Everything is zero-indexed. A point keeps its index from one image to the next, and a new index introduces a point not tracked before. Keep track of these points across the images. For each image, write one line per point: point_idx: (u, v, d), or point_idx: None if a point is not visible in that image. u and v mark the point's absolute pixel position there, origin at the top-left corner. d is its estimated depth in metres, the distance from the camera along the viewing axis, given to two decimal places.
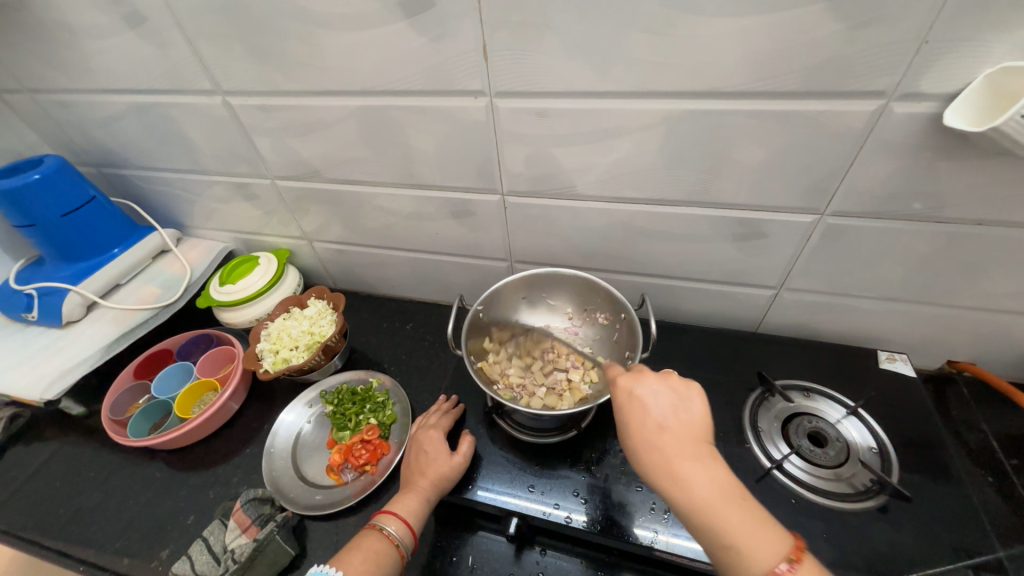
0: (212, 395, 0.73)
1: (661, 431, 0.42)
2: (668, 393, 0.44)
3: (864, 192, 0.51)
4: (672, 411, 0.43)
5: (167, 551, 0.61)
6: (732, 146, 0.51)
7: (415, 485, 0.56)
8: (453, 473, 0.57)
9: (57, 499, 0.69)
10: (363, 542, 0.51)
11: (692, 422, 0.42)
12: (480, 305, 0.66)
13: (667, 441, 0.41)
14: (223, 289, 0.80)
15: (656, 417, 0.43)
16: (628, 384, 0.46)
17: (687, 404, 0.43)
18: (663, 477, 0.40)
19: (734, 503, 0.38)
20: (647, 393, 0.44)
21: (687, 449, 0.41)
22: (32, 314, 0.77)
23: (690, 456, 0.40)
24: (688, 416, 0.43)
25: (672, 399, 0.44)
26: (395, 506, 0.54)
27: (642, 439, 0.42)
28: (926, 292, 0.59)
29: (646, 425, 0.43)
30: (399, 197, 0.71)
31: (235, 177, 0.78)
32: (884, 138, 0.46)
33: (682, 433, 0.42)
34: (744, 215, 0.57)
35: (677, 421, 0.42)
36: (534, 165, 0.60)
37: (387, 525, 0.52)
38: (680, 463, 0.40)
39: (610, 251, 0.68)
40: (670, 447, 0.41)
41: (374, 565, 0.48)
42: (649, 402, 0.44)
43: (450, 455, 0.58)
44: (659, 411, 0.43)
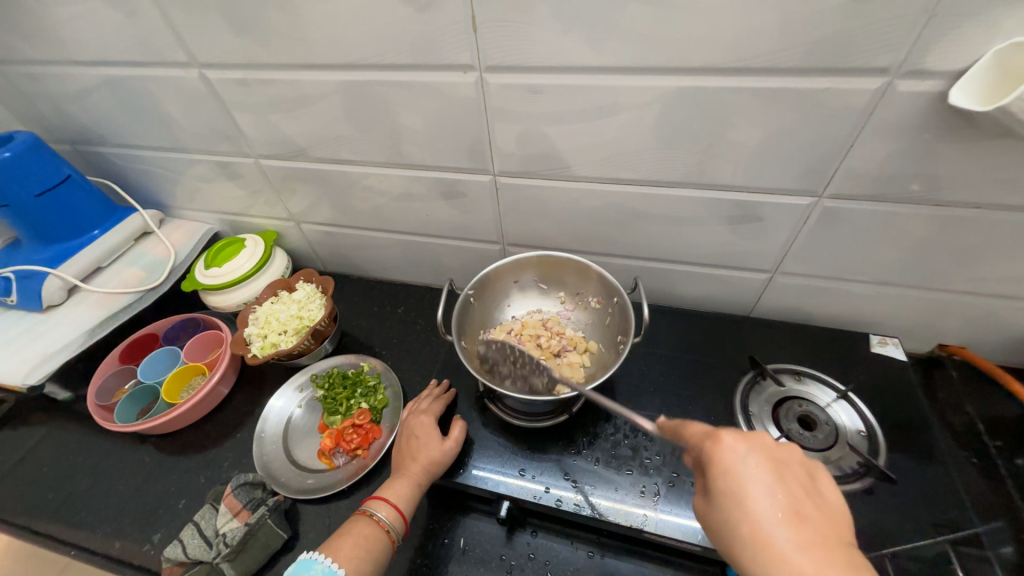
0: (201, 380, 0.72)
1: (797, 520, 0.34)
2: (794, 471, 0.37)
3: (863, 174, 0.50)
4: (801, 495, 0.35)
5: (159, 535, 0.61)
6: (730, 126, 0.49)
7: (405, 471, 0.55)
8: (443, 458, 0.56)
9: (46, 484, 0.69)
10: (354, 528, 0.51)
11: (827, 512, 0.35)
12: (471, 290, 0.65)
13: (803, 534, 0.33)
14: (208, 272, 0.78)
15: (789, 500, 0.35)
16: (744, 447, 0.37)
17: (819, 487, 0.36)
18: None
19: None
20: (772, 468, 0.36)
21: (835, 549, 0.32)
22: (11, 298, 0.75)
23: (846, 564, 0.31)
24: (824, 508, 0.35)
25: (798, 479, 0.36)
26: (385, 492, 0.54)
27: (768, 528, 0.33)
28: (920, 276, 0.59)
29: (772, 508, 0.34)
30: (387, 178, 0.69)
31: (217, 156, 0.75)
32: (886, 118, 0.45)
33: (822, 526, 0.34)
34: (741, 197, 0.56)
35: (812, 510, 0.35)
36: (527, 145, 0.58)
37: (377, 511, 0.52)
38: (834, 573, 0.31)
39: (603, 234, 0.66)
40: (811, 544, 0.32)
41: (365, 552, 0.49)
42: (776, 477, 0.36)
43: (440, 441, 0.58)
44: (787, 491, 0.35)
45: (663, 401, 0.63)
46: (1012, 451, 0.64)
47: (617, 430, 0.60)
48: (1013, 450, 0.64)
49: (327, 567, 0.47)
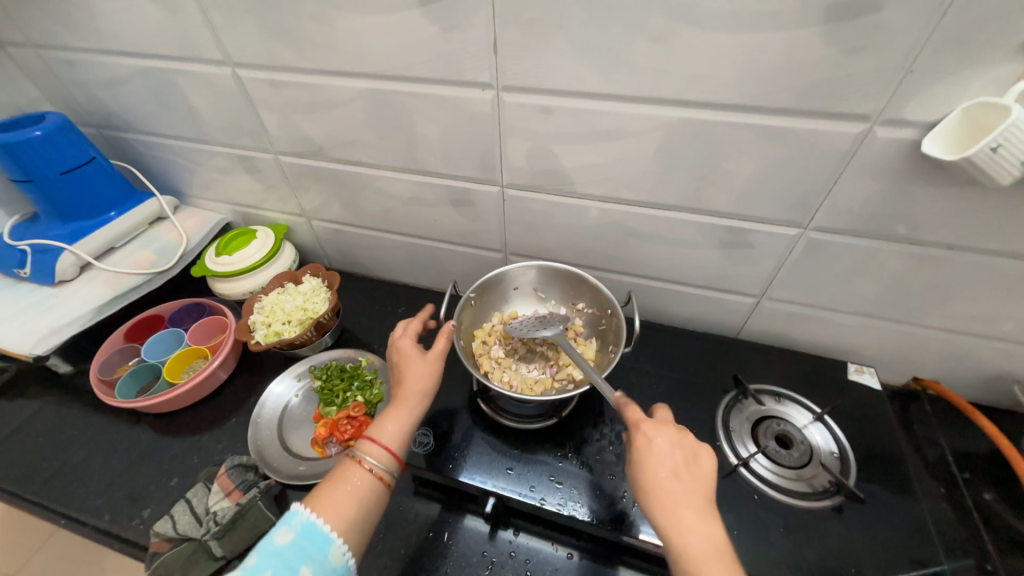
0: (202, 362, 0.74)
1: (674, 478, 0.43)
2: (684, 445, 0.45)
3: (846, 211, 0.54)
4: (682, 462, 0.44)
5: (149, 511, 0.62)
6: (725, 157, 0.53)
7: (390, 405, 0.54)
8: (428, 380, 0.55)
9: (40, 454, 0.70)
10: (339, 475, 0.49)
11: (702, 479, 0.43)
12: (473, 292, 0.68)
13: (679, 488, 0.42)
14: (219, 260, 0.81)
15: (671, 463, 0.44)
16: (648, 429, 0.46)
17: (699, 458, 0.45)
18: (664, 517, 0.41)
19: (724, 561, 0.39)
20: (665, 444, 0.45)
21: (692, 500, 0.42)
22: (25, 271, 0.77)
23: (698, 509, 0.41)
24: (699, 471, 0.44)
25: (684, 451, 0.45)
26: (374, 432, 0.52)
27: (653, 481, 0.43)
28: (898, 310, 0.62)
29: (658, 472, 0.43)
30: (400, 181, 0.72)
31: (238, 150, 0.78)
32: (867, 161, 0.49)
33: (695, 485, 0.43)
34: (733, 223, 0.60)
35: (691, 477, 0.43)
36: (535, 160, 0.61)
37: (363, 453, 0.50)
38: (684, 510, 0.41)
39: (602, 250, 0.70)
40: (682, 494, 0.42)
41: (352, 499, 0.47)
42: (665, 450, 0.44)
43: (423, 361, 0.57)
44: (673, 465, 0.44)
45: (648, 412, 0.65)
46: (982, 484, 0.65)
47: (603, 437, 0.62)
48: (983, 483, 0.65)
49: (309, 521, 0.45)
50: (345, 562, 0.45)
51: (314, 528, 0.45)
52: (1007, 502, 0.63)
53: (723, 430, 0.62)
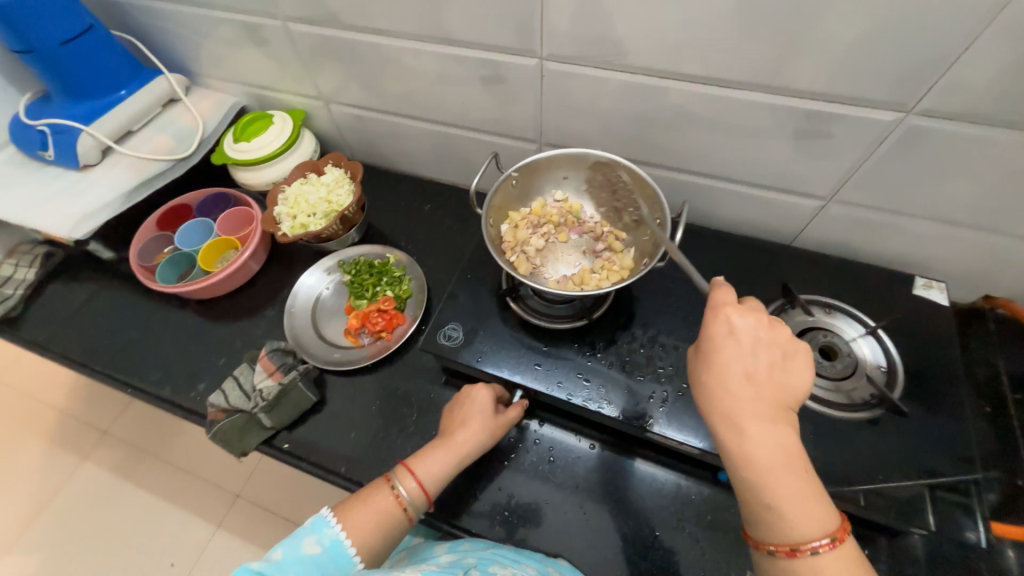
0: (234, 253, 0.75)
1: (750, 382, 0.37)
2: (775, 347, 0.38)
3: (967, 88, 0.43)
4: (766, 365, 0.38)
5: (203, 385, 0.68)
6: (825, 13, 0.42)
7: (445, 444, 0.54)
8: (485, 437, 0.55)
9: (101, 331, 0.75)
10: (373, 496, 0.50)
11: (788, 384, 0.38)
12: (515, 171, 0.63)
13: (751, 393, 0.37)
14: (237, 146, 0.77)
15: (750, 366, 0.38)
16: (732, 318, 0.39)
17: (789, 369, 0.38)
18: (726, 417, 0.37)
19: (790, 475, 0.36)
20: (748, 344, 0.38)
21: (769, 410, 0.37)
22: (48, 153, 0.76)
23: (771, 419, 0.37)
24: (783, 380, 0.38)
25: (773, 354, 0.38)
26: (416, 465, 0.52)
27: (725, 381, 0.38)
28: (993, 218, 0.54)
29: (732, 369, 0.38)
30: (423, 55, 0.63)
31: (243, 16, 0.69)
32: (1020, 14, 0.38)
33: (769, 393, 0.37)
34: (815, 107, 0.50)
35: (771, 379, 0.38)
36: (582, 22, 0.51)
37: (399, 481, 0.51)
38: (754, 420, 0.37)
39: (651, 140, 0.61)
40: (752, 400, 0.37)
41: (379, 523, 0.49)
42: (745, 346, 0.38)
43: (490, 421, 0.56)
44: (745, 372, 0.38)
45: (683, 319, 0.62)
46: None
47: (633, 340, 0.61)
48: None
49: (336, 537, 0.47)
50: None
51: (339, 546, 0.46)
52: None
53: None
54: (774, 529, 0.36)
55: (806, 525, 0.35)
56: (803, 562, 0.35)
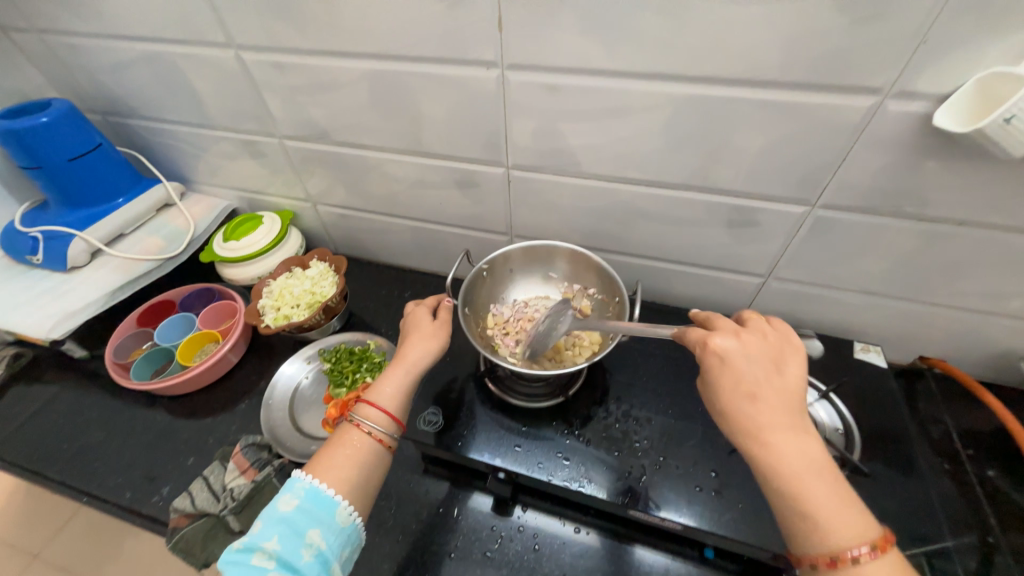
0: (213, 346, 0.75)
1: (754, 399, 0.41)
2: (763, 358, 0.43)
3: (854, 187, 0.53)
4: (764, 377, 0.42)
5: (168, 488, 0.65)
6: (733, 133, 0.53)
7: (394, 362, 0.55)
8: (432, 342, 0.56)
9: (61, 435, 0.72)
10: (341, 438, 0.50)
11: (791, 388, 0.42)
12: (484, 264, 0.69)
13: (757, 407, 0.41)
14: (226, 245, 0.82)
15: (752, 383, 0.42)
16: (717, 344, 0.44)
17: (784, 370, 0.43)
18: (750, 439, 0.41)
19: (824, 479, 0.38)
20: (740, 361, 0.43)
21: (784, 420, 0.40)
22: (36, 257, 0.78)
23: (789, 429, 0.40)
24: (784, 385, 0.42)
25: (765, 365, 0.43)
26: (371, 396, 0.53)
27: (734, 403, 0.42)
28: (906, 289, 0.62)
29: (734, 390, 0.42)
30: (405, 164, 0.72)
31: (243, 134, 0.78)
32: (876, 135, 0.48)
33: (782, 402, 0.41)
34: (740, 202, 0.59)
35: (774, 389, 0.42)
36: (541, 139, 0.61)
37: (361, 416, 0.51)
38: (771, 434, 0.40)
39: (608, 231, 0.70)
40: (766, 415, 0.41)
41: (355, 460, 0.49)
42: (740, 365, 0.43)
43: (431, 323, 0.59)
44: (750, 389, 0.42)
45: (653, 392, 0.66)
46: (986, 461, 0.66)
47: (609, 415, 0.63)
48: (987, 460, 0.66)
49: (311, 486, 0.46)
50: (352, 522, 0.46)
51: (317, 492, 0.46)
52: (1010, 479, 0.63)
53: None
54: (817, 541, 0.37)
55: (841, 532, 0.36)
56: (853, 572, 0.35)
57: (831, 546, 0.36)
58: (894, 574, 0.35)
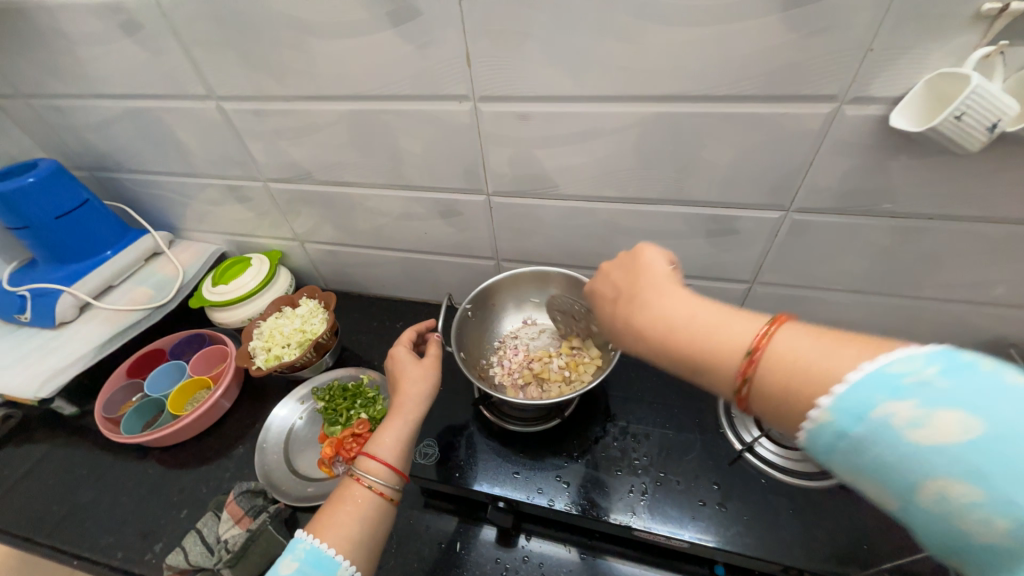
0: (205, 393, 0.75)
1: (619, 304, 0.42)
2: (625, 266, 0.44)
3: (824, 190, 0.55)
4: (625, 279, 0.42)
5: (161, 544, 0.63)
6: (702, 147, 0.54)
7: (392, 411, 0.54)
8: (426, 384, 0.56)
9: (50, 497, 0.70)
10: (343, 495, 0.48)
11: (646, 270, 0.41)
12: (468, 304, 0.69)
13: (625, 304, 0.40)
14: (215, 289, 0.82)
15: (614, 295, 0.43)
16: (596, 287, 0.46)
17: (646, 262, 0.42)
18: (631, 334, 0.39)
19: (706, 313, 0.35)
20: (611, 280, 0.44)
21: (647, 292, 0.39)
22: (25, 315, 0.78)
23: (650, 295, 0.38)
24: (641, 271, 0.41)
25: (626, 269, 0.43)
26: (372, 449, 0.51)
27: (612, 316, 0.42)
28: (888, 284, 0.63)
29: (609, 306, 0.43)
30: (389, 199, 0.73)
31: (228, 180, 0.80)
32: (839, 139, 0.50)
33: (642, 284, 0.40)
34: (716, 211, 0.60)
35: (632, 281, 0.42)
36: (518, 166, 0.62)
37: (362, 470, 0.49)
38: (640, 314, 0.38)
39: (592, 249, 0.71)
40: (631, 307, 0.40)
41: (357, 517, 0.46)
42: (613, 288, 0.44)
43: (421, 364, 0.58)
44: (619, 298, 0.42)
45: (651, 407, 0.65)
46: None
47: (606, 434, 0.62)
48: None
49: (313, 546, 0.43)
50: None
51: (319, 554, 0.43)
52: None
53: (725, 417, 0.62)
54: (725, 377, 0.32)
55: (745, 332, 0.32)
56: (776, 363, 0.30)
57: (736, 355, 0.32)
58: (818, 349, 0.29)
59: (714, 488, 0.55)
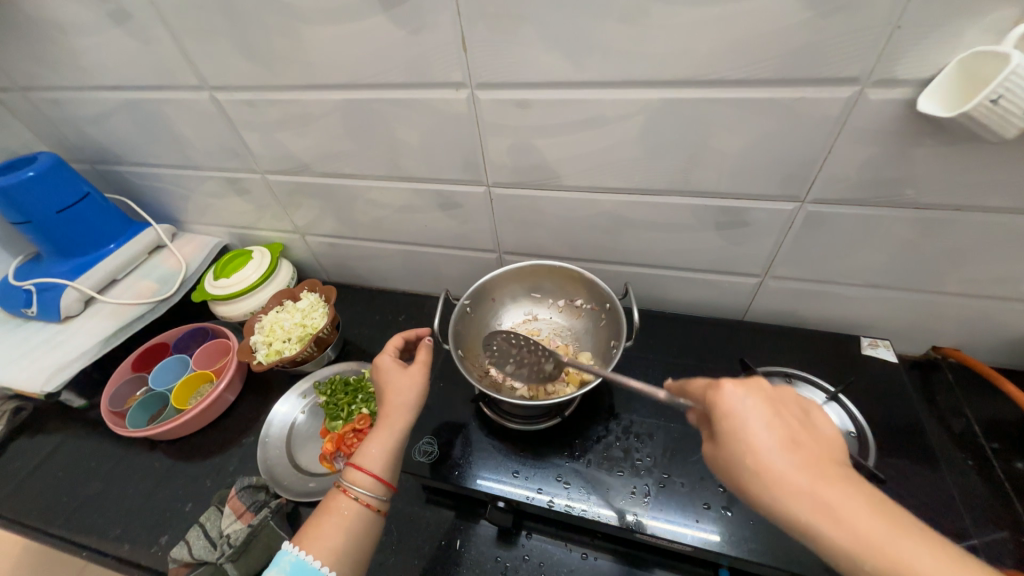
0: (208, 387, 0.75)
1: (792, 446, 0.36)
2: (786, 403, 0.39)
3: (843, 181, 0.51)
4: (796, 427, 0.37)
5: (166, 537, 0.64)
6: (712, 136, 0.51)
7: (380, 421, 0.54)
8: (412, 393, 0.55)
9: (61, 488, 0.72)
10: (331, 507, 0.49)
11: (823, 442, 0.37)
12: (466, 300, 0.67)
13: (798, 455, 0.35)
14: (217, 283, 0.81)
15: (783, 431, 0.36)
16: (734, 390, 0.38)
17: (815, 424, 0.39)
18: (806, 501, 0.33)
19: (900, 535, 0.31)
20: (765, 407, 0.37)
21: (827, 468, 0.35)
22: (31, 309, 0.79)
23: (836, 479, 0.34)
24: (818, 434, 0.38)
25: (791, 411, 0.38)
26: (360, 461, 0.51)
27: (770, 455, 0.35)
28: (909, 279, 0.59)
29: (772, 437, 0.36)
30: (388, 191, 0.71)
31: (226, 172, 0.78)
32: (859, 126, 0.47)
33: (817, 451, 0.36)
34: (727, 203, 0.57)
35: (808, 440, 0.37)
36: (519, 156, 0.60)
37: (348, 481, 0.50)
38: (826, 485, 0.33)
39: (596, 242, 0.68)
40: (809, 467, 0.34)
41: (342, 529, 0.47)
42: (764, 411, 0.37)
43: (407, 372, 0.57)
44: (775, 433, 0.36)
45: (655, 405, 0.64)
46: (1012, 454, 0.62)
47: (609, 433, 0.61)
48: (1013, 453, 0.62)
49: (297, 559, 0.44)
50: None
51: (303, 565, 0.44)
52: None
53: None
54: None
55: None
56: None
57: None
58: None
59: (719, 491, 0.54)
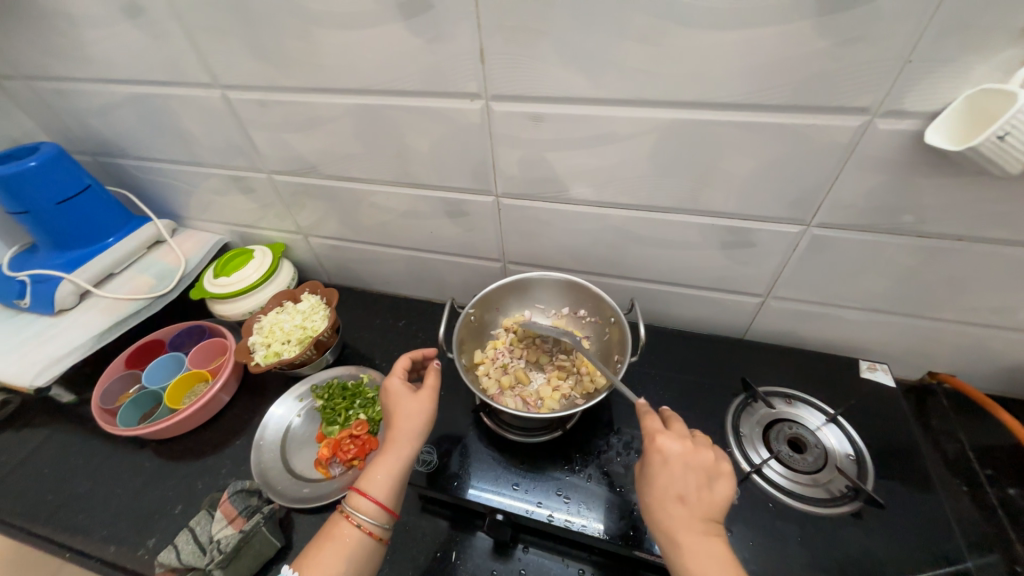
0: (203, 387, 0.74)
1: (680, 503, 0.45)
2: (700, 469, 0.46)
3: (848, 206, 0.52)
4: (695, 488, 0.45)
5: (154, 540, 0.62)
6: (722, 157, 0.52)
7: (386, 445, 0.53)
8: (420, 419, 0.54)
9: (45, 486, 0.70)
10: (333, 533, 0.48)
11: (713, 503, 0.45)
12: (471, 307, 0.66)
13: (681, 510, 0.45)
14: (216, 281, 0.80)
15: (680, 489, 0.46)
16: (661, 444, 0.47)
17: (716, 487, 0.46)
18: (665, 534, 0.45)
19: None
20: (676, 467, 0.46)
21: (696, 525, 0.44)
22: (24, 301, 0.78)
23: (700, 531, 0.44)
24: (711, 498, 0.45)
25: (699, 475, 0.46)
26: (364, 486, 0.50)
27: (660, 500, 0.46)
28: (909, 305, 0.60)
29: (666, 492, 0.46)
30: (395, 196, 0.71)
31: (231, 170, 0.78)
32: (867, 154, 0.47)
33: (699, 509, 0.45)
34: (734, 223, 0.58)
35: (699, 499, 0.45)
36: (529, 168, 0.60)
37: (352, 507, 0.49)
38: (684, 536, 0.44)
39: (601, 255, 0.69)
40: (682, 519, 0.44)
41: (342, 557, 0.47)
42: (676, 470, 0.46)
43: (416, 396, 0.56)
44: (674, 488, 0.46)
45: None
46: (1005, 480, 0.63)
47: (610, 447, 0.61)
48: (1006, 479, 0.63)
49: None
50: None
51: None
52: None
53: (733, 435, 0.61)
54: None
55: None
56: None
57: None
58: None
59: None
